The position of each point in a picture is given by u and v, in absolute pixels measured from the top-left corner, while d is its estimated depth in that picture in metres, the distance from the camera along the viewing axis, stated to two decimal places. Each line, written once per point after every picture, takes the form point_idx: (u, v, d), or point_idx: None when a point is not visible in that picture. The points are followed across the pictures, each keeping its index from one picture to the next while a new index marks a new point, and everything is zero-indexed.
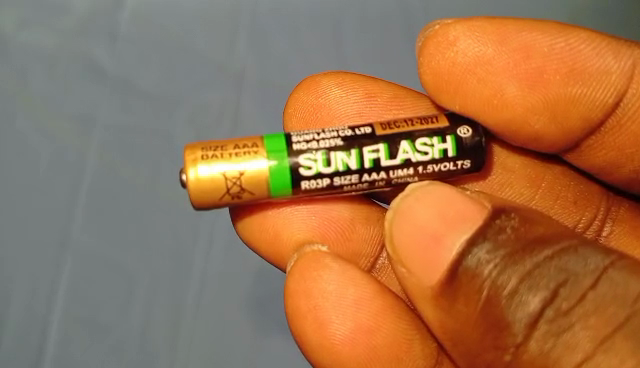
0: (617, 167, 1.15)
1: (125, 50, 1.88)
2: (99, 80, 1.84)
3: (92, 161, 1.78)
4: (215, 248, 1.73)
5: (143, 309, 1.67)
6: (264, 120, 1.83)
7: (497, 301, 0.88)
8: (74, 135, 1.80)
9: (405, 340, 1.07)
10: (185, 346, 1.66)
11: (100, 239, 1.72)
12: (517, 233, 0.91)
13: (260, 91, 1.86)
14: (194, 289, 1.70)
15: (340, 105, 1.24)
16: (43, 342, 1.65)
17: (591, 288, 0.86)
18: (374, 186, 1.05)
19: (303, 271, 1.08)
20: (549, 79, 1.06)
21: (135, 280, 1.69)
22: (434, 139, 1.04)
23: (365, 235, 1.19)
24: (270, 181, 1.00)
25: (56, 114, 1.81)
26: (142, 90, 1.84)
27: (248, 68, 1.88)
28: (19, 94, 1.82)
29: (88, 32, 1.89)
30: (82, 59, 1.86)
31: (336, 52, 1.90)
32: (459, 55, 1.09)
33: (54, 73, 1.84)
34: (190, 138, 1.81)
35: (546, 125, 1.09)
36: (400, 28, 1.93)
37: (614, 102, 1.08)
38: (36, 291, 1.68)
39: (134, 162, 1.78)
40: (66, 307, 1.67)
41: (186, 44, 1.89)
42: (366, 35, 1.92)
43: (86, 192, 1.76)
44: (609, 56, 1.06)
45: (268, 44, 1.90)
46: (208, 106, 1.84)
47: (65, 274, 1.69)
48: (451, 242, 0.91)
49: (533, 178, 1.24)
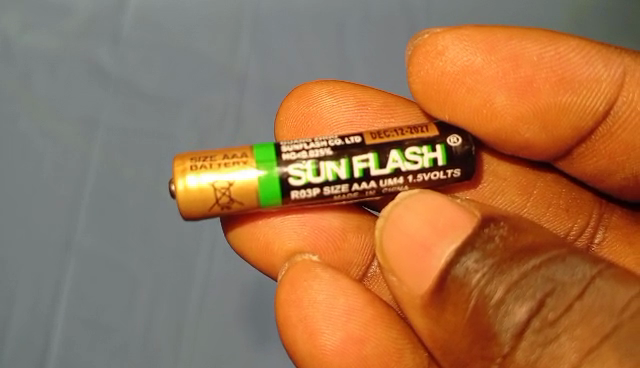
0: (609, 174, 1.14)
1: (128, 53, 1.88)
2: (100, 82, 1.85)
3: (94, 165, 1.79)
4: (214, 253, 1.73)
5: (146, 312, 1.68)
6: (264, 124, 1.84)
7: (485, 310, 0.87)
8: (75, 138, 1.80)
9: (396, 349, 1.06)
10: (187, 348, 1.66)
11: (103, 240, 1.72)
12: (506, 242, 0.90)
13: (259, 96, 1.86)
14: (194, 293, 1.70)
15: (331, 113, 1.24)
16: (47, 345, 1.65)
17: (578, 298, 0.86)
18: (365, 195, 1.05)
19: (294, 280, 1.09)
20: (539, 87, 1.05)
21: (139, 280, 1.70)
22: (424, 148, 1.03)
23: (357, 244, 1.19)
24: (259, 191, 1.00)
25: (58, 118, 1.81)
26: (144, 93, 1.84)
27: (250, 70, 1.88)
28: (22, 96, 1.83)
29: (91, 35, 1.89)
30: (84, 63, 1.86)
31: (335, 57, 1.89)
32: (448, 64, 1.09)
33: (58, 76, 1.85)
34: (189, 142, 1.81)
35: (536, 134, 1.08)
36: (400, 33, 1.93)
37: (605, 109, 1.07)
38: (39, 296, 1.68)
39: (135, 165, 1.79)
40: (69, 311, 1.67)
41: (189, 46, 1.89)
42: (365, 40, 1.92)
43: (88, 195, 1.76)
44: (598, 64, 1.05)
45: (269, 49, 1.90)
46: (209, 108, 1.84)
47: (68, 278, 1.70)
48: (440, 251, 0.91)
49: (525, 185, 1.24)
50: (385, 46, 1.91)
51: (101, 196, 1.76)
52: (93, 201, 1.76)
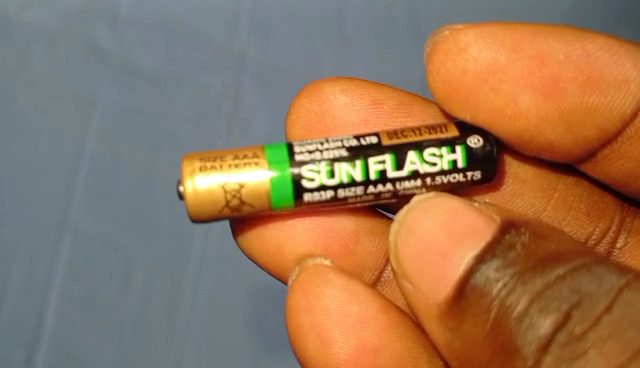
0: (635, 178, 1.09)
1: (127, 31, 1.83)
2: (101, 61, 1.79)
3: (90, 151, 1.73)
4: (213, 243, 1.68)
5: (138, 304, 1.63)
6: (264, 109, 1.79)
7: (506, 321, 0.84)
8: (72, 123, 1.75)
9: (411, 358, 1.03)
10: (181, 345, 1.62)
11: (98, 231, 1.67)
12: (528, 250, 0.87)
13: (258, 76, 1.81)
14: (191, 283, 1.65)
15: (345, 112, 1.20)
16: (38, 337, 1.60)
17: (606, 311, 0.81)
18: (380, 198, 1.01)
19: (305, 286, 1.05)
20: (565, 87, 1.01)
21: (134, 276, 1.64)
22: (443, 149, 0.99)
23: (370, 247, 1.16)
24: (270, 194, 0.96)
25: (56, 103, 1.76)
26: (144, 72, 1.79)
27: (249, 53, 1.83)
28: (19, 76, 1.77)
29: (91, 15, 1.84)
30: (84, 43, 1.81)
31: (340, 43, 1.84)
32: (470, 62, 1.04)
33: (58, 53, 1.80)
34: (189, 125, 1.76)
35: (561, 135, 1.05)
36: (405, 20, 1.87)
37: (633, 111, 1.03)
38: (32, 288, 1.63)
39: (134, 147, 1.73)
40: (59, 304, 1.62)
41: (187, 27, 1.84)
42: (372, 29, 1.85)
43: (83, 182, 1.71)
44: (627, 63, 1.01)
45: (270, 32, 1.85)
46: (208, 89, 1.79)
47: (60, 273, 1.64)
48: (458, 257, 0.88)
49: (546, 188, 1.20)
50: (392, 32, 1.85)
51: (98, 183, 1.71)
52: (88, 188, 1.70)
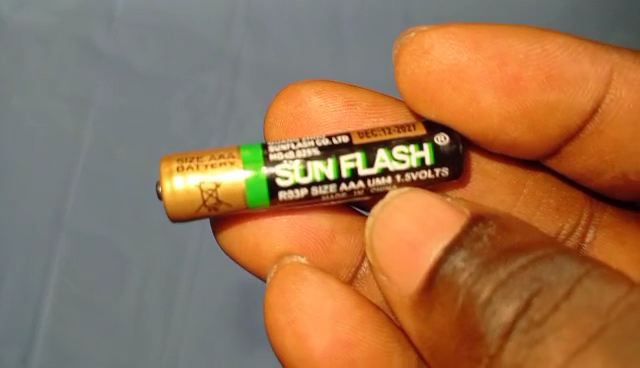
0: (598, 174, 1.13)
1: (123, 32, 1.86)
2: (98, 62, 1.83)
3: (85, 153, 1.76)
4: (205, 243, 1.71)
5: (132, 304, 1.66)
6: (258, 110, 1.82)
7: (472, 310, 0.88)
8: (65, 126, 1.78)
9: (384, 351, 1.06)
10: (175, 343, 1.64)
11: (91, 232, 1.70)
12: (494, 241, 0.91)
13: (254, 76, 1.85)
14: (181, 283, 1.68)
15: (320, 114, 1.24)
16: (33, 337, 1.64)
17: (565, 298, 0.85)
18: (353, 196, 1.04)
19: (281, 283, 1.09)
20: (526, 86, 1.06)
21: (126, 276, 1.67)
22: (411, 147, 1.03)
23: (346, 246, 1.20)
24: (246, 192, 1.00)
25: (51, 103, 1.80)
26: (140, 73, 1.82)
27: (244, 53, 1.86)
28: (16, 79, 1.81)
29: (90, 15, 1.87)
30: (80, 44, 1.84)
31: (332, 43, 1.88)
32: (434, 63, 1.08)
33: (54, 55, 1.83)
34: (182, 125, 1.79)
35: (524, 133, 1.09)
36: (396, 19, 1.90)
37: (593, 108, 1.07)
38: (26, 291, 1.66)
39: (130, 147, 1.77)
40: (54, 305, 1.66)
41: (183, 28, 1.87)
42: (363, 28, 1.89)
43: (77, 184, 1.74)
44: (585, 62, 1.05)
45: (264, 32, 1.88)
46: (204, 90, 1.82)
47: (57, 270, 1.67)
48: (429, 250, 0.92)
49: (515, 185, 1.24)
50: (381, 32, 1.88)
51: (92, 184, 1.74)
52: (83, 188, 1.74)
